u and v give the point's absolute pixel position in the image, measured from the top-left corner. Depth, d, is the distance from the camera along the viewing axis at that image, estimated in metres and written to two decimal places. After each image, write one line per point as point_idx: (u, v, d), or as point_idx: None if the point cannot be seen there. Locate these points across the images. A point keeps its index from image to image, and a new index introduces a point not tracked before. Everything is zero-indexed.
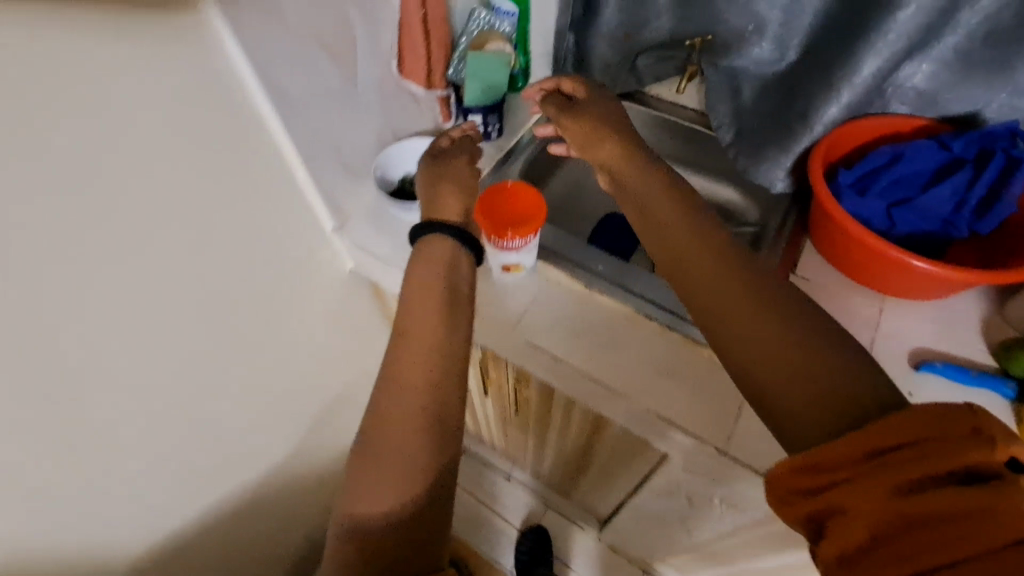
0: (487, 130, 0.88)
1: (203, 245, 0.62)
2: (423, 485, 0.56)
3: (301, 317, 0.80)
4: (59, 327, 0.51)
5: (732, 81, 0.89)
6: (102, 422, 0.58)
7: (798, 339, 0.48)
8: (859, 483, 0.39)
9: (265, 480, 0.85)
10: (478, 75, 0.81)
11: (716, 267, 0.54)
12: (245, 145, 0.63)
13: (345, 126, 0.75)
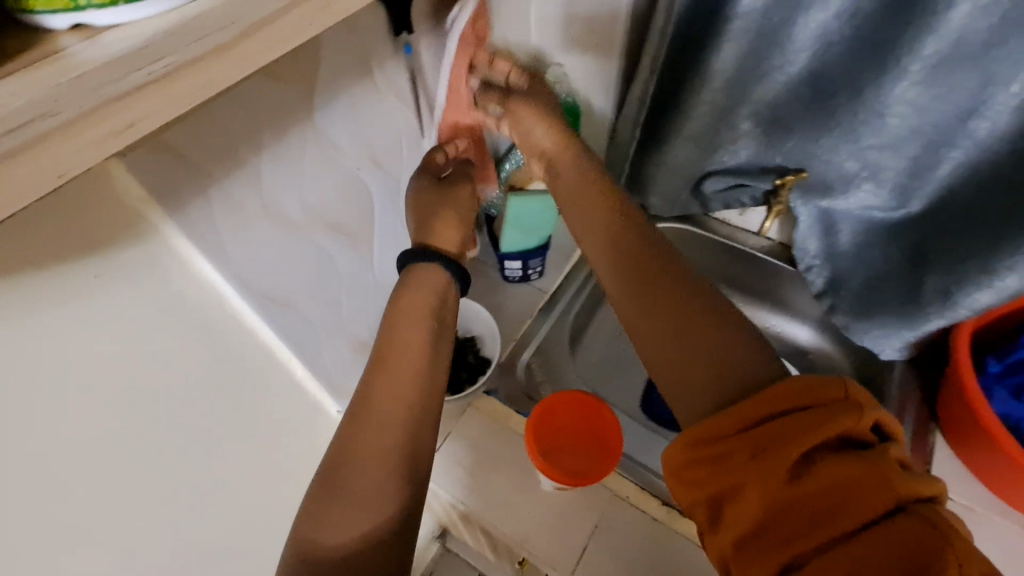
0: (527, 272, 0.86)
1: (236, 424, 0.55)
2: (393, 517, 0.46)
3: None
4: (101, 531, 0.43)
5: (827, 221, 0.82)
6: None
7: (711, 330, 0.48)
8: (751, 460, 0.42)
9: None
10: (519, 220, 0.78)
11: (653, 273, 0.52)
12: (285, 312, 0.57)
13: (365, 284, 0.69)
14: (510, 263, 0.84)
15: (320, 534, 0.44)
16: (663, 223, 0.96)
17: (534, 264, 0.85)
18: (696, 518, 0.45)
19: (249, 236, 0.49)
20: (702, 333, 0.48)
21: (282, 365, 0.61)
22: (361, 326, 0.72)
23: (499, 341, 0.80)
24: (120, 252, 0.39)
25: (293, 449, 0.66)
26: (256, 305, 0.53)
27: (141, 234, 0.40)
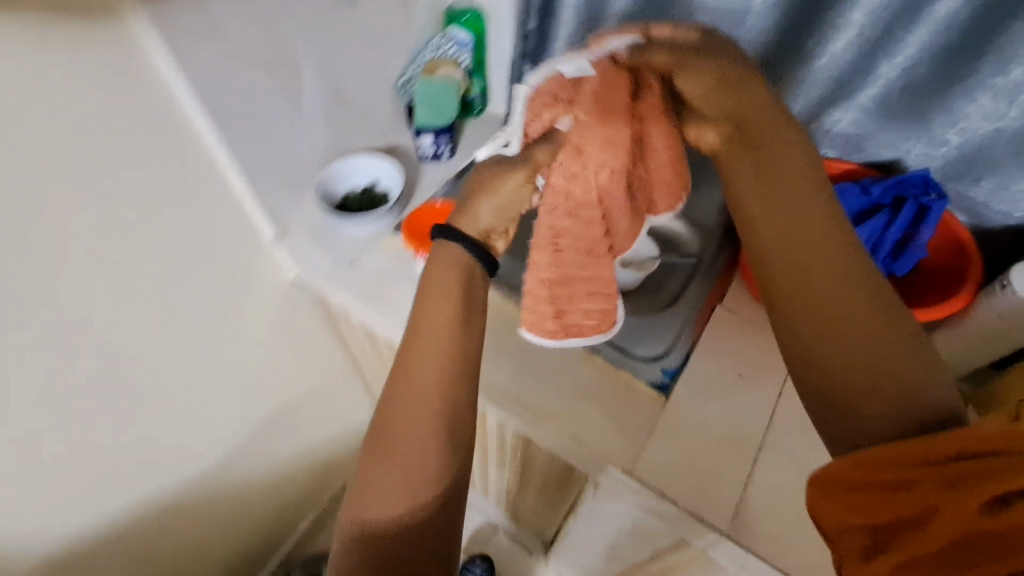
0: (437, 151, 0.88)
1: (158, 217, 0.63)
2: (433, 490, 0.50)
3: (249, 310, 0.81)
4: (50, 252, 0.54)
5: None
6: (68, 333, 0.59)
7: (864, 318, 0.46)
8: (937, 485, 0.37)
9: (198, 477, 0.87)
10: (426, 97, 0.84)
11: (803, 246, 0.49)
12: (223, 133, 0.64)
13: (293, 136, 0.74)
14: (422, 140, 0.86)
15: (356, 513, 0.49)
16: None
17: (444, 142, 0.87)
18: (852, 547, 0.40)
19: (197, 49, 0.57)
20: (853, 318, 0.46)
21: (223, 183, 0.69)
22: (294, 176, 0.78)
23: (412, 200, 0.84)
24: (93, 22, 0.50)
25: (224, 267, 0.73)
26: (198, 117, 0.61)
27: (109, 13, 0.51)
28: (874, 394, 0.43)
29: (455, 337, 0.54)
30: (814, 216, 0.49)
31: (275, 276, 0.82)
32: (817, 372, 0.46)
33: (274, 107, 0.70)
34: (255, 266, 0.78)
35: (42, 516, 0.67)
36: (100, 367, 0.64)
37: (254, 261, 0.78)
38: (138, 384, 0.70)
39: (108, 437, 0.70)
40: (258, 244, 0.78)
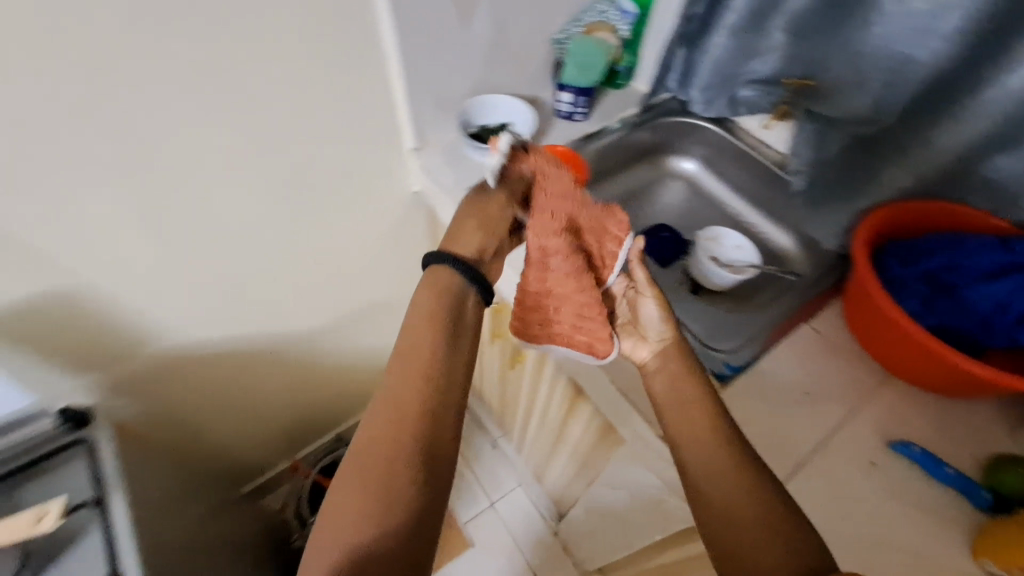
0: (572, 111, 0.93)
1: (330, 94, 0.73)
2: (397, 523, 0.51)
3: (372, 203, 0.91)
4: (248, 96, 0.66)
5: (822, 129, 0.86)
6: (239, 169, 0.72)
7: (731, 469, 0.54)
8: None
9: (292, 336, 1.00)
10: (578, 54, 0.88)
11: (698, 413, 0.58)
12: (400, 36, 0.73)
13: (453, 58, 0.82)
14: (562, 95, 0.92)
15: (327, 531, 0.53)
16: (699, 121, 1.01)
17: (581, 103, 0.92)
18: None
19: None
20: (716, 464, 0.55)
21: (385, 82, 0.78)
22: (445, 101, 0.86)
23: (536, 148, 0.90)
24: None
25: (365, 162, 0.85)
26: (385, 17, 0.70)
27: None
28: (746, 511, 0.53)
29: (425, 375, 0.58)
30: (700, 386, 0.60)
31: (403, 184, 0.93)
32: (716, 516, 0.54)
33: (447, 26, 0.77)
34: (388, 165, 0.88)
35: (176, 321, 0.81)
36: (254, 213, 0.78)
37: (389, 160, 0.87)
38: (270, 234, 0.82)
39: (241, 271, 0.83)
40: (397, 147, 0.87)
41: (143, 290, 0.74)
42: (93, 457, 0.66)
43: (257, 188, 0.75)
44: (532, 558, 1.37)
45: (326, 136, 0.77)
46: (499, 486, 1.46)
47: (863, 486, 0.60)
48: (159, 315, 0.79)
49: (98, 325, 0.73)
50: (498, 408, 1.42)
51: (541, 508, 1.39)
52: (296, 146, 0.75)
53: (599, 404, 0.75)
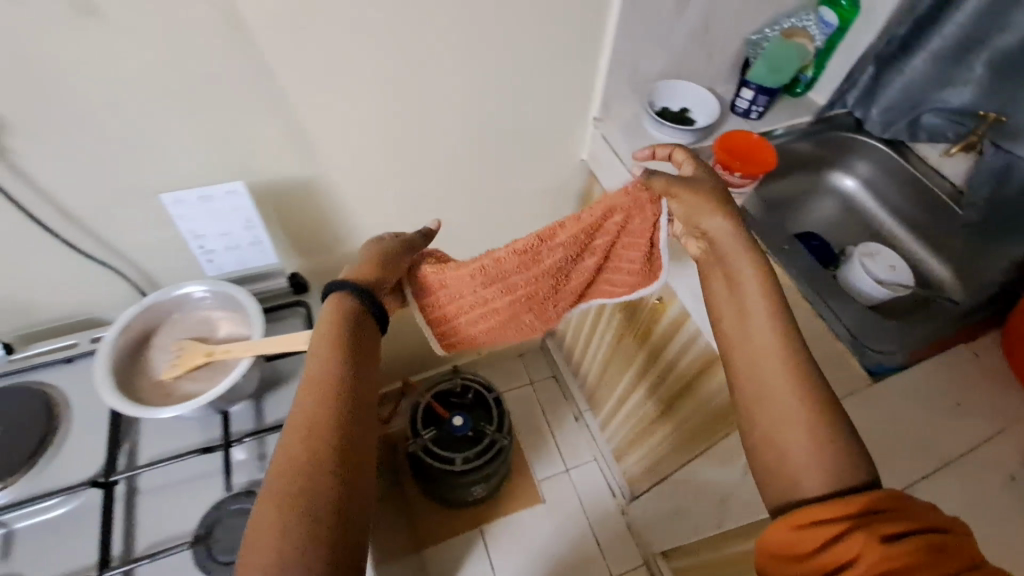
0: (749, 108, 0.96)
1: (551, 50, 0.82)
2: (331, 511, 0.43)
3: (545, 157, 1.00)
4: (492, 39, 0.76)
5: (1007, 167, 0.89)
6: (462, 102, 0.82)
7: (785, 393, 0.52)
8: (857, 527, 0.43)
9: None
10: (771, 55, 0.92)
11: (756, 332, 0.56)
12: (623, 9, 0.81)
13: (658, 39, 0.89)
14: (743, 92, 0.96)
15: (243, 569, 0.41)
16: (869, 141, 1.03)
17: (761, 102, 0.95)
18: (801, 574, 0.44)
19: None
20: (770, 377, 0.53)
21: (596, 49, 0.86)
22: (639, 78, 0.94)
23: (711, 136, 0.94)
24: None
25: (554, 118, 0.94)
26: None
27: None
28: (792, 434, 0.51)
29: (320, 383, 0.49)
30: (770, 297, 0.57)
31: (576, 148, 1.02)
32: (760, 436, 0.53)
33: (664, 8, 0.84)
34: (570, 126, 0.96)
35: (370, 227, 0.94)
36: (456, 145, 0.89)
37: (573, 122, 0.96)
38: (461, 167, 0.93)
39: (431, 194, 0.94)
40: (583, 112, 0.96)
41: (358, 191, 0.86)
42: (308, 317, 0.78)
43: (467, 121, 0.86)
44: (595, 529, 1.43)
45: (535, 87, 0.87)
46: (574, 455, 1.54)
47: (1004, 500, 0.62)
48: (361, 217, 0.91)
49: (320, 215, 0.86)
50: (590, 382, 1.49)
51: (615, 485, 1.46)
52: (510, 92, 0.85)
53: None
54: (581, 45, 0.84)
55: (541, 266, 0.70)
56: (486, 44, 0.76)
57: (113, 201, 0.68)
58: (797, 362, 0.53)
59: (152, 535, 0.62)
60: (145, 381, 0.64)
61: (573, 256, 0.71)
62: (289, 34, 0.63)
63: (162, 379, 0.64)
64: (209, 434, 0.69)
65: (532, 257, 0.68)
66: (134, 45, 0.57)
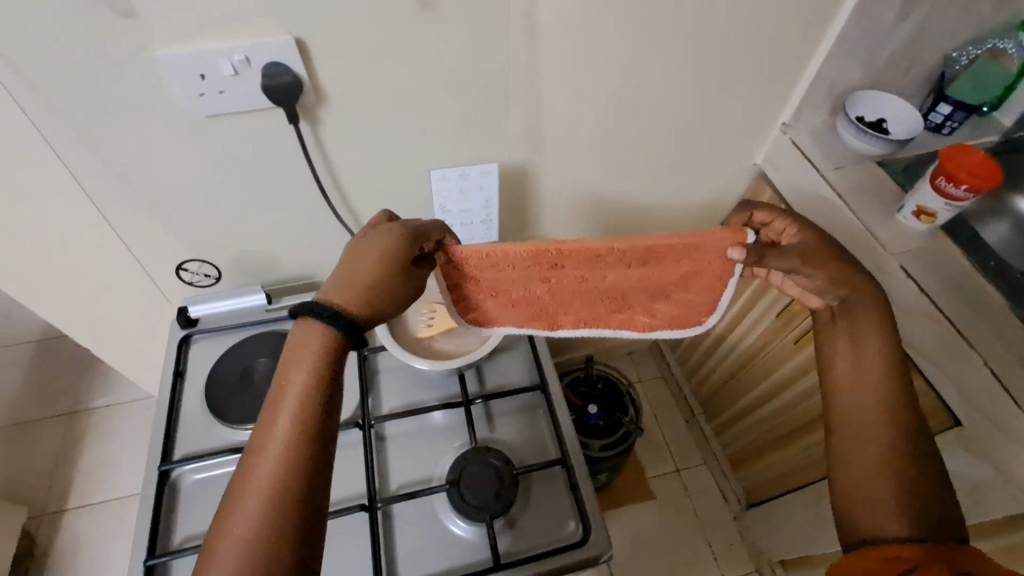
0: (944, 123, 0.96)
1: (762, 56, 0.86)
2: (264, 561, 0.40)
3: (722, 161, 1.03)
4: (717, 42, 0.80)
5: None
6: (671, 101, 0.86)
7: (877, 418, 0.56)
8: (940, 563, 0.45)
9: None
10: (977, 74, 0.94)
11: (867, 360, 0.59)
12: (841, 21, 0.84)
13: (866, 52, 0.90)
14: (938, 107, 0.96)
15: None
16: None
17: (957, 118, 0.95)
18: None
19: None
20: (864, 398, 0.58)
21: (801, 58, 0.89)
22: (836, 90, 0.95)
23: (905, 148, 0.94)
24: None
25: (744, 124, 0.97)
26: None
27: None
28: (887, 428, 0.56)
29: (267, 525, 0.41)
30: (885, 341, 0.59)
31: (754, 153, 1.04)
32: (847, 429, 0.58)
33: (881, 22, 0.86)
34: (755, 132, 0.99)
35: (558, 216, 0.99)
36: (652, 143, 0.93)
37: (760, 128, 0.99)
38: (649, 165, 0.97)
39: (616, 189, 0.99)
40: (771, 119, 0.98)
41: (560, 181, 0.92)
42: None
43: (667, 120, 0.90)
44: (706, 533, 1.44)
45: (737, 91, 0.90)
46: (680, 455, 1.56)
47: None
48: (554, 206, 0.96)
49: (524, 201, 0.92)
50: (706, 388, 1.49)
51: (727, 491, 1.46)
52: (713, 94, 0.89)
53: (935, 390, 0.78)
54: (790, 54, 0.87)
55: (591, 269, 0.66)
56: (710, 46, 0.80)
57: (377, 176, 0.76)
58: (895, 398, 0.57)
59: (403, 476, 0.70)
60: (398, 331, 0.73)
61: (629, 266, 0.66)
62: (562, 29, 0.69)
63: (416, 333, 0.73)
64: (447, 389, 0.77)
65: (589, 262, 0.65)
66: (449, 37, 0.64)
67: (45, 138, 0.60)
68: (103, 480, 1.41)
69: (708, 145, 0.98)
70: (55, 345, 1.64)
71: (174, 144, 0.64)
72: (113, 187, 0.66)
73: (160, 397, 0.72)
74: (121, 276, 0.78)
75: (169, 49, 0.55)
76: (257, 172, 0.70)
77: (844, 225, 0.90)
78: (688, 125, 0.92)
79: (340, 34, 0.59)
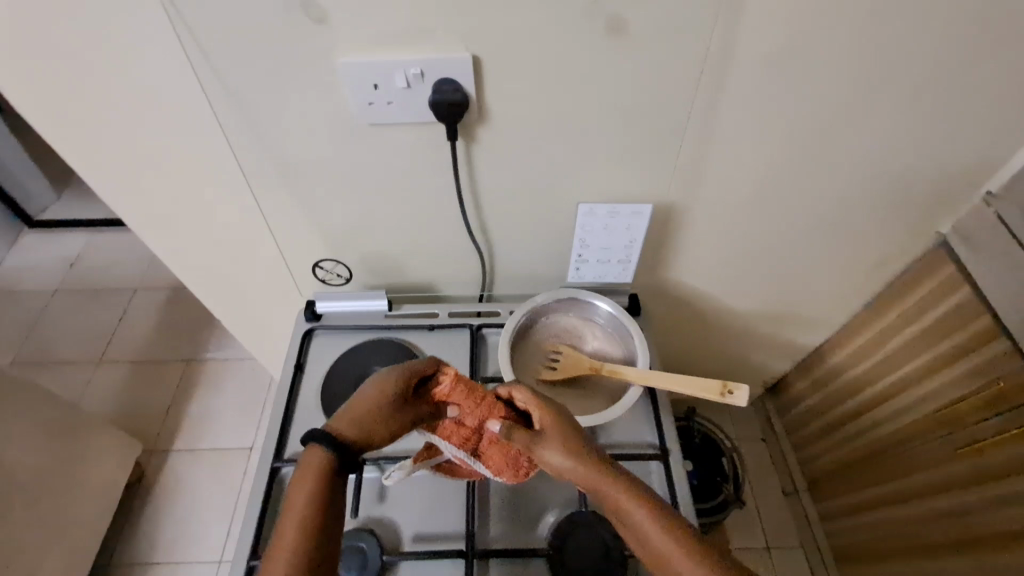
0: None
1: (983, 120, 0.72)
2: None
3: (898, 226, 0.89)
4: (930, 102, 0.68)
5: None
6: (857, 159, 0.75)
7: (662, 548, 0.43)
8: None
9: (732, 308, 1.05)
10: None
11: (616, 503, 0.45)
12: None
13: None
14: None
15: None
16: None
17: None
18: None
19: None
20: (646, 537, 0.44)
21: None
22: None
23: None
24: None
25: (939, 189, 0.82)
26: None
27: None
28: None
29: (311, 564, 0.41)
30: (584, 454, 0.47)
31: (939, 222, 0.89)
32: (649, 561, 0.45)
33: None
34: (948, 200, 0.84)
35: (696, 261, 0.91)
36: (823, 201, 0.81)
37: (955, 196, 0.84)
38: (813, 223, 0.85)
39: (767, 242, 0.88)
40: (973, 187, 0.83)
41: (707, 228, 0.83)
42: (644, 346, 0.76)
43: (847, 179, 0.78)
44: None
45: (939, 154, 0.76)
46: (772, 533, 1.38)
47: None
48: (693, 250, 0.88)
49: (662, 241, 0.85)
50: (818, 466, 1.32)
51: None
52: (910, 156, 0.76)
53: None
54: (1019, 118, 0.72)
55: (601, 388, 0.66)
56: (921, 104, 0.68)
57: (521, 203, 0.72)
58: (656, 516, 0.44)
59: (501, 524, 0.66)
60: (522, 358, 0.69)
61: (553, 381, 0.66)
62: (752, 71, 0.61)
63: (534, 368, 0.68)
64: None
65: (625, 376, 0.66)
66: (633, 69, 0.58)
67: (224, 130, 0.62)
68: (206, 428, 1.52)
69: (886, 207, 0.85)
70: (183, 295, 1.80)
71: (334, 149, 0.64)
72: (273, 183, 0.68)
73: (280, 384, 0.74)
74: (260, 262, 0.81)
75: (351, 58, 0.55)
76: (405, 185, 0.69)
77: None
78: (871, 188, 0.80)
79: (519, 54, 0.55)
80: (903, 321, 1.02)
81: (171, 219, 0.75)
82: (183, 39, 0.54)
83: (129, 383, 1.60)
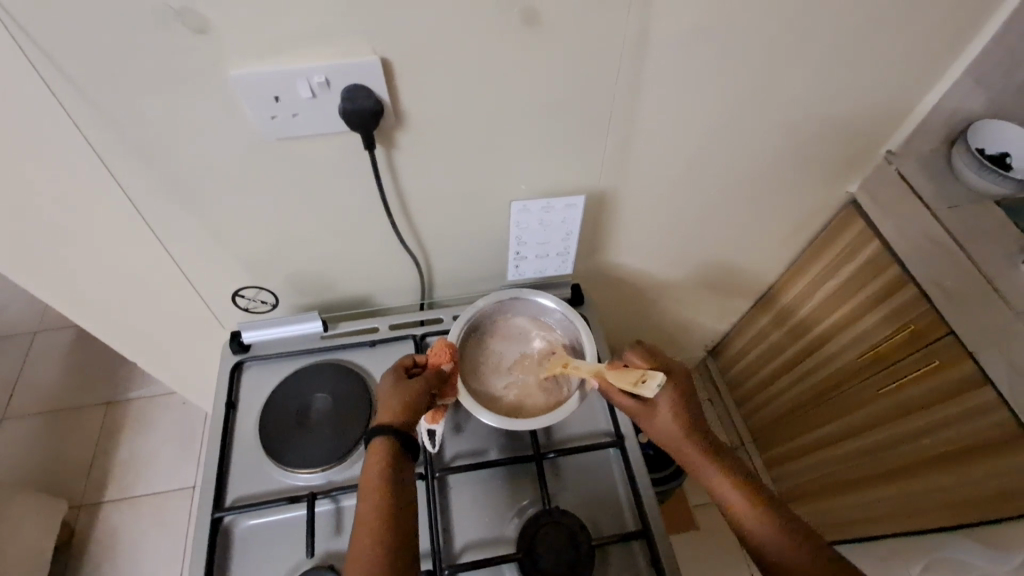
0: None
1: (874, 84, 0.77)
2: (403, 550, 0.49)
3: (811, 190, 0.94)
4: (827, 72, 0.72)
5: None
6: (768, 131, 0.78)
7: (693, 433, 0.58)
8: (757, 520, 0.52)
9: (669, 283, 1.07)
10: None
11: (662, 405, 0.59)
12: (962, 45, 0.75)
13: (990, 79, 0.80)
14: None
15: None
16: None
17: None
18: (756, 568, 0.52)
19: None
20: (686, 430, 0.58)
21: (915, 86, 0.79)
22: (956, 116, 0.84)
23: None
24: None
25: (844, 151, 0.87)
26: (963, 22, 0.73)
27: None
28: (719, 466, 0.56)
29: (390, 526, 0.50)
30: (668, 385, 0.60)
31: (847, 181, 0.95)
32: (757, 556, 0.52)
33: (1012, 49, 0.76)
34: (852, 160, 0.90)
35: (631, 242, 0.91)
36: (742, 173, 0.84)
37: (858, 157, 0.90)
38: (734, 194, 0.88)
39: (695, 217, 0.91)
40: (872, 147, 0.89)
41: (639, 210, 0.84)
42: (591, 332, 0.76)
43: (761, 149, 0.81)
44: None
45: (841, 118, 0.81)
46: None
47: None
48: (628, 232, 0.89)
49: (597, 226, 0.85)
50: (758, 419, 1.40)
51: None
52: (815, 122, 0.80)
53: None
54: (903, 81, 0.78)
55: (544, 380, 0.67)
56: (820, 73, 0.72)
57: (451, 206, 0.69)
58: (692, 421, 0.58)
59: (467, 534, 0.65)
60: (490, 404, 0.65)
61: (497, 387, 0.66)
62: (664, 56, 0.62)
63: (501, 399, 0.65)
64: (519, 435, 0.71)
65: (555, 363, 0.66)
66: (551, 59, 0.56)
67: (101, 156, 0.54)
68: (138, 472, 1.40)
69: (799, 173, 0.89)
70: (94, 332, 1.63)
71: (236, 168, 0.58)
72: (171, 212, 0.61)
73: (210, 428, 0.68)
74: (171, 297, 0.73)
75: (242, 69, 0.50)
76: (326, 200, 0.64)
77: (957, 270, 0.80)
78: (783, 155, 0.83)
79: (428, 54, 0.52)
80: (821, 277, 1.08)
81: (57, 262, 0.66)
82: (33, 60, 0.47)
83: (42, 435, 1.45)
